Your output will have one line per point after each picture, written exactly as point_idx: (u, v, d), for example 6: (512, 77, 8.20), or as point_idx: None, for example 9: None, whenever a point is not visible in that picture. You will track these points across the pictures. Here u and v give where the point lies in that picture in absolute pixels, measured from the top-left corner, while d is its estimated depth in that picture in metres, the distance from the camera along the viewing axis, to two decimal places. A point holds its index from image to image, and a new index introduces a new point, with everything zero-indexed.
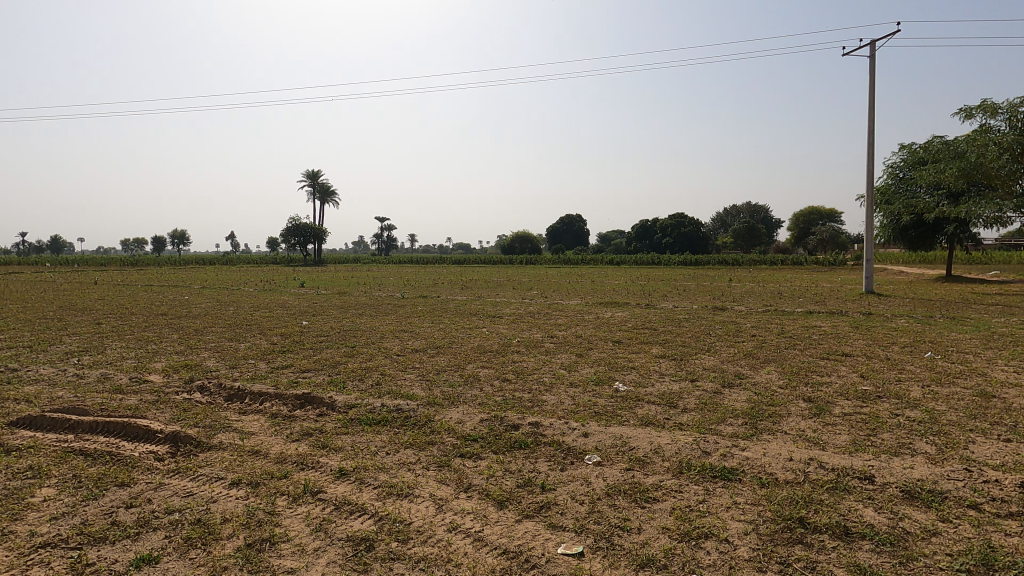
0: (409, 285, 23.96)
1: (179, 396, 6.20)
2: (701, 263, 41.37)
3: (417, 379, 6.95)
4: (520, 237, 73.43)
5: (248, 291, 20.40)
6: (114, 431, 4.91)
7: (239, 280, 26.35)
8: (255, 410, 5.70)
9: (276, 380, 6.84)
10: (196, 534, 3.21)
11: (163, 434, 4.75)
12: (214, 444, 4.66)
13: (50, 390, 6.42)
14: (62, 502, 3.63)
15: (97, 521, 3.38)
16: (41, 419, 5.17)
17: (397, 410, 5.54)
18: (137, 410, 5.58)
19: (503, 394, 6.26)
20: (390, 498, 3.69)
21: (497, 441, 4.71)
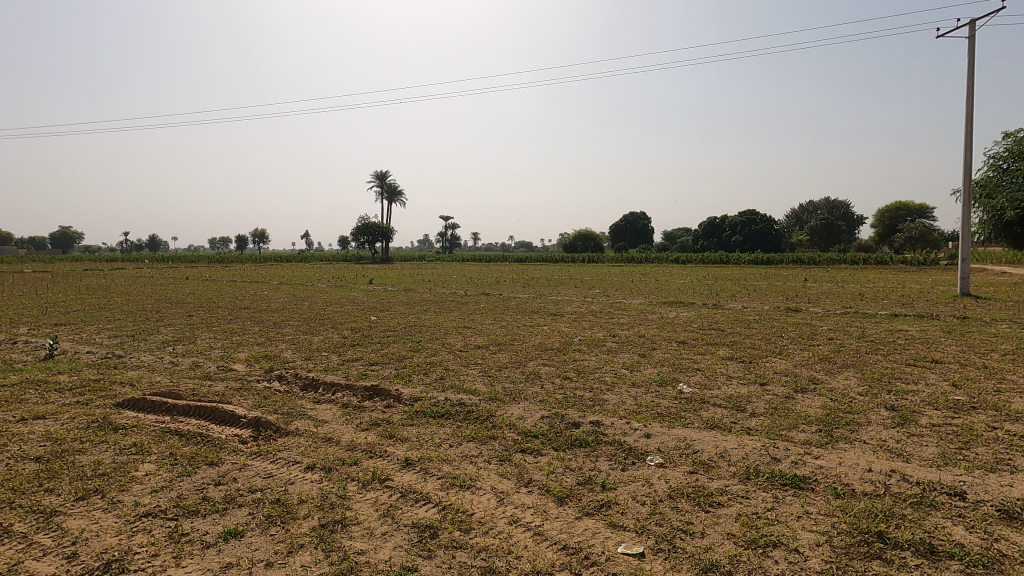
0: (473, 282, 24.32)
1: (260, 384, 6.65)
2: (774, 262, 39.49)
3: (480, 374, 7.10)
4: (583, 236, 72.18)
5: (321, 287, 21.35)
6: (204, 414, 5.35)
7: (313, 277, 28.04)
8: (328, 400, 6.02)
9: (348, 372, 7.23)
10: (276, 513, 3.44)
11: (246, 419, 5.13)
12: (290, 430, 4.96)
13: (150, 376, 7.07)
14: (161, 476, 4.00)
15: (190, 495, 3.70)
16: (142, 401, 5.71)
17: (460, 404, 5.69)
18: (224, 396, 6.03)
19: (563, 392, 6.27)
20: (453, 488, 3.81)
21: (558, 438, 4.73)
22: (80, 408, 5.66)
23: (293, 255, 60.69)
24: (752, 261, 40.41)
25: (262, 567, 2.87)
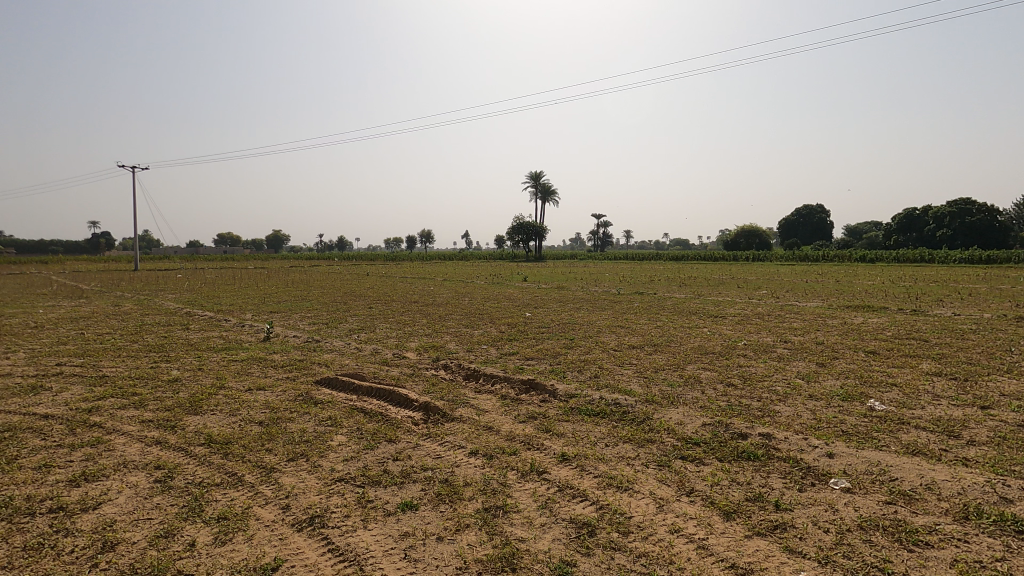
0: (625, 280, 23.86)
1: (429, 371, 7.26)
2: (997, 261, 32.63)
3: (635, 375, 6.93)
4: (748, 232, 66.74)
5: (479, 284, 22.64)
6: (383, 395, 5.99)
7: (472, 274, 29.84)
8: (488, 390, 6.35)
9: (505, 365, 7.56)
10: (445, 492, 3.72)
11: (418, 403, 5.63)
12: (456, 416, 5.33)
13: (341, 359, 8.13)
14: (351, 447, 4.57)
15: (374, 467, 4.16)
16: (335, 381, 6.58)
17: (615, 404, 5.61)
18: (399, 381, 6.70)
19: (727, 399, 5.85)
20: (610, 489, 3.77)
21: (722, 449, 4.43)
22: (289, 383, 6.70)
23: (454, 253, 65.11)
24: (966, 260, 33.85)
25: (434, 540, 3.12)
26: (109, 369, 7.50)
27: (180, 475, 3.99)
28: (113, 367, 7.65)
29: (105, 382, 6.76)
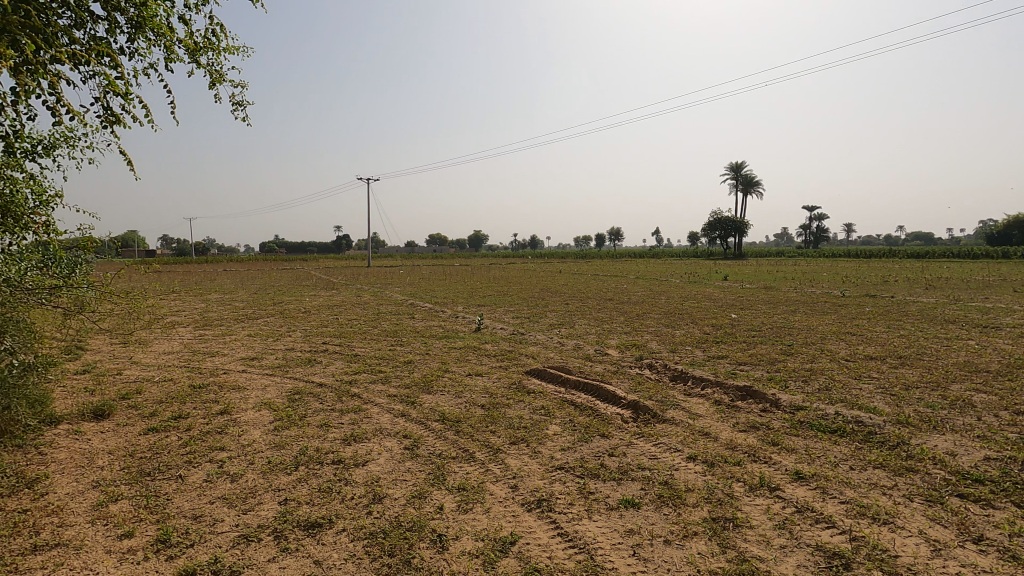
0: (851, 281, 20.68)
1: (633, 370, 7.17)
2: None
3: (879, 391, 5.94)
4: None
5: (675, 283, 21.70)
6: (591, 390, 6.08)
7: (666, 272, 28.78)
8: (699, 394, 6.03)
9: (715, 369, 7.10)
10: (667, 494, 3.61)
11: (627, 401, 5.59)
12: (668, 417, 5.16)
13: (545, 352, 8.49)
14: (566, 438, 4.72)
15: (591, 460, 4.23)
16: (544, 373, 6.88)
17: (857, 422, 4.86)
18: (605, 377, 6.73)
19: (1017, 430, 4.67)
20: (864, 519, 3.27)
21: (1020, 492, 3.53)
22: (502, 371, 7.21)
23: (645, 251, 63.51)
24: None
25: (661, 542, 3.04)
26: (360, 349, 8.94)
27: (423, 445, 4.56)
28: (362, 347, 9.10)
29: (358, 360, 8.06)
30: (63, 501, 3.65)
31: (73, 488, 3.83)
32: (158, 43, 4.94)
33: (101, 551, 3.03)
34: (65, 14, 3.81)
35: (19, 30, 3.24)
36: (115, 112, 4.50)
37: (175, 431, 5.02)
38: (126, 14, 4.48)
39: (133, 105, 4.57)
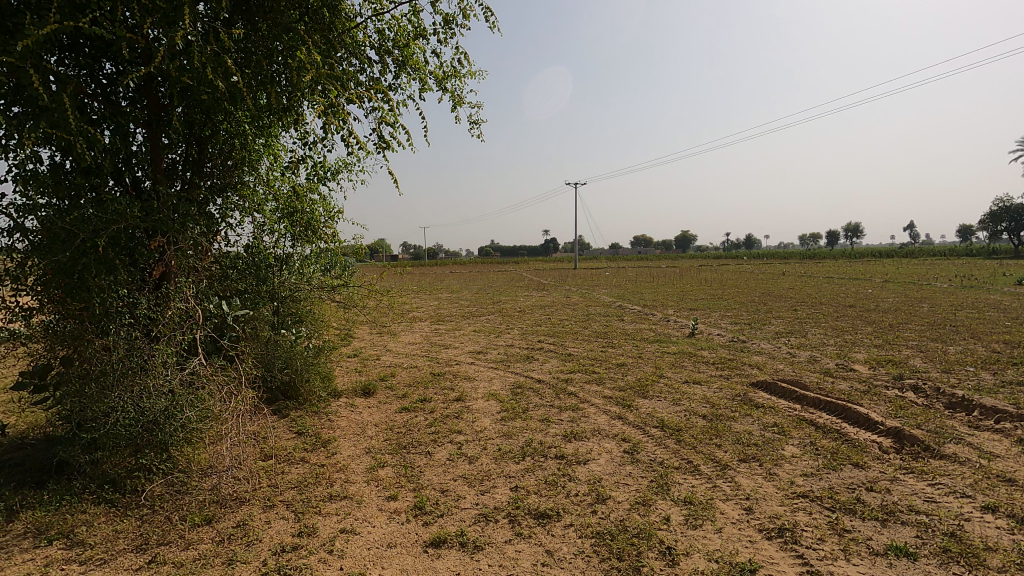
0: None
1: (891, 391, 6.01)
2: None
3: None
4: None
5: (943, 287, 17.70)
6: (837, 411, 5.27)
7: (927, 274, 23.72)
8: (993, 428, 4.77)
9: (1016, 398, 5.55)
10: (956, 549, 2.92)
11: (886, 428, 4.70)
12: (948, 453, 4.19)
13: (773, 362, 7.65)
14: (808, 462, 4.16)
15: (843, 492, 3.65)
16: (774, 387, 6.20)
17: None
18: (852, 397, 5.78)
19: None
20: None
21: None
22: (724, 381, 6.70)
23: (896, 250, 53.15)
24: None
25: None
26: (573, 349, 9.19)
27: (643, 451, 4.47)
28: (575, 347, 9.35)
29: (572, 359, 8.30)
30: (347, 461, 4.48)
31: (352, 451, 4.68)
32: (415, 77, 5.77)
33: (376, 508, 3.64)
34: (353, 63, 4.70)
35: (325, 79, 4.10)
36: (384, 139, 5.39)
37: (422, 412, 5.78)
38: (394, 56, 5.35)
39: (397, 131, 5.42)
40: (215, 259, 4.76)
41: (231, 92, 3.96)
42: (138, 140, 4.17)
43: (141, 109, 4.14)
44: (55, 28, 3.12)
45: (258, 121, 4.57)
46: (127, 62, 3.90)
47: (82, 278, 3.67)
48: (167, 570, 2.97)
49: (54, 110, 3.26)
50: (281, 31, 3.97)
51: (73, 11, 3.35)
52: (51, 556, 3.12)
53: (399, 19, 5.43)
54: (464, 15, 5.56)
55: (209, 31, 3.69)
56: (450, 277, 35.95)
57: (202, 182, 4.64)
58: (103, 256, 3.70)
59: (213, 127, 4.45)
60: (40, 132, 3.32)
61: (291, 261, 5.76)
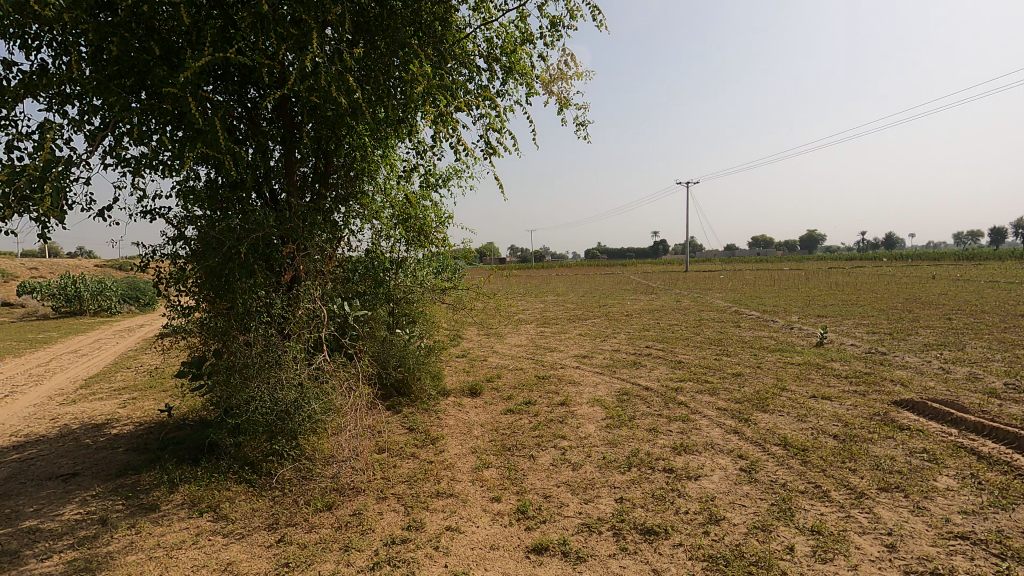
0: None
1: None
2: None
3: None
4: None
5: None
6: (1006, 439, 4.49)
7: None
8: None
9: None
10: None
11: None
12: None
13: (921, 379, 6.71)
14: (967, 498, 3.57)
15: (1016, 537, 3.09)
16: (923, 407, 5.43)
17: None
18: None
19: None
20: None
21: None
22: (859, 397, 5.99)
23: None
24: None
25: None
26: (683, 356, 8.75)
27: (762, 470, 4.12)
28: (686, 355, 8.90)
29: (683, 367, 7.89)
30: (453, 459, 4.61)
31: (459, 450, 4.81)
32: (522, 82, 5.83)
33: (479, 508, 3.70)
34: (462, 72, 4.85)
35: (436, 90, 4.27)
36: (491, 145, 5.49)
37: (526, 414, 5.82)
38: (501, 63, 5.44)
39: (503, 136, 5.50)
40: (338, 263, 5.12)
41: (352, 107, 4.26)
42: (275, 155, 4.63)
43: (278, 128, 4.59)
44: (209, 60, 3.55)
45: (376, 133, 4.88)
46: (267, 86, 4.35)
47: (228, 280, 4.14)
48: (293, 550, 3.24)
49: (207, 132, 3.70)
50: (397, 47, 4.20)
51: (223, 43, 3.80)
52: (201, 526, 3.54)
53: (507, 26, 5.52)
54: (571, 17, 5.51)
55: (334, 53, 4.00)
56: (556, 280, 35.99)
57: (328, 192, 5.03)
58: (245, 260, 4.14)
59: (338, 141, 4.82)
60: (197, 152, 3.81)
61: (405, 265, 6.04)
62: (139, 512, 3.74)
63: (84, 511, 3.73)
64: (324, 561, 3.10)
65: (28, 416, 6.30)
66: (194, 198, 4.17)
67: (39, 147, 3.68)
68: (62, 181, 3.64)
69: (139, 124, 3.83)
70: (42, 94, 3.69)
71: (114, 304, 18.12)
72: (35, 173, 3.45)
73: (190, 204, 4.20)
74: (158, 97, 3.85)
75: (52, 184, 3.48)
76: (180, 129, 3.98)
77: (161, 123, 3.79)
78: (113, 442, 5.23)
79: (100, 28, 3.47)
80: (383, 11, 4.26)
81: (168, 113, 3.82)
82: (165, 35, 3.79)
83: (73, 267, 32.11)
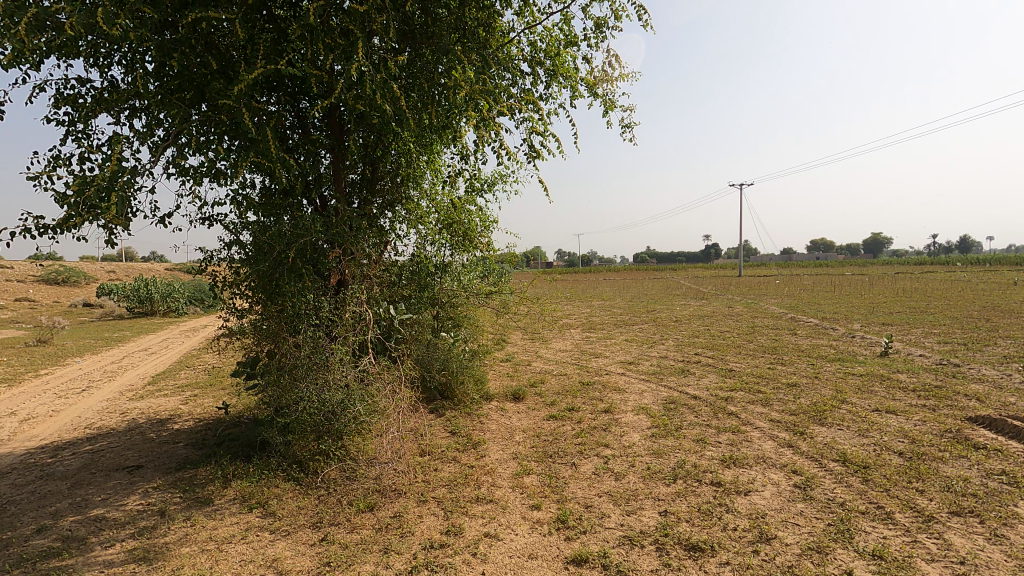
0: None
1: None
2: None
3: None
4: None
5: None
6: None
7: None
8: None
9: None
10: None
11: None
12: None
13: (1000, 394, 6.18)
14: None
15: None
16: (1003, 425, 4.99)
17: None
18: None
19: None
20: None
21: None
22: (929, 413, 5.57)
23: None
24: None
25: None
26: (735, 365, 8.42)
27: (819, 488, 3.89)
28: (738, 363, 8.57)
29: (734, 376, 7.59)
30: (494, 464, 4.60)
31: (500, 456, 4.79)
32: (566, 85, 5.79)
33: (519, 516, 3.66)
34: (505, 77, 4.85)
35: (478, 95, 4.30)
36: (534, 149, 5.47)
37: (570, 421, 5.74)
38: (545, 66, 5.42)
39: (546, 140, 5.47)
40: (384, 267, 5.22)
41: (397, 114, 4.33)
42: (325, 163, 4.78)
43: (327, 136, 4.74)
44: (262, 72, 3.70)
45: (421, 140, 4.95)
46: (317, 96, 4.50)
47: (279, 284, 4.29)
48: (335, 549, 3.30)
49: (259, 141, 3.85)
50: (440, 53, 4.25)
51: (275, 55, 3.95)
52: (250, 522, 3.66)
53: (551, 29, 5.48)
54: (616, 17, 5.43)
55: (380, 62, 4.08)
56: (604, 284, 35.54)
57: (374, 198, 5.14)
58: (293, 265, 4.28)
59: (383, 148, 4.92)
60: (250, 161, 3.97)
61: (451, 268, 6.10)
62: (194, 505, 3.91)
63: (145, 503, 3.94)
64: (364, 562, 3.15)
65: (101, 410, 6.72)
66: (248, 205, 4.35)
67: (108, 158, 3.93)
68: (128, 189, 3.88)
69: (198, 135, 4.04)
70: (112, 108, 3.95)
71: (180, 305, 19.18)
72: (103, 183, 3.68)
73: (245, 211, 4.38)
74: (215, 109, 4.04)
75: (117, 193, 3.70)
76: (236, 139, 4.16)
77: (217, 134, 3.98)
78: (174, 437, 5.51)
79: (163, 45, 3.69)
80: (427, 19, 4.35)
81: (224, 124, 4.00)
82: (223, 49, 3.98)
83: (146, 271, 34.25)
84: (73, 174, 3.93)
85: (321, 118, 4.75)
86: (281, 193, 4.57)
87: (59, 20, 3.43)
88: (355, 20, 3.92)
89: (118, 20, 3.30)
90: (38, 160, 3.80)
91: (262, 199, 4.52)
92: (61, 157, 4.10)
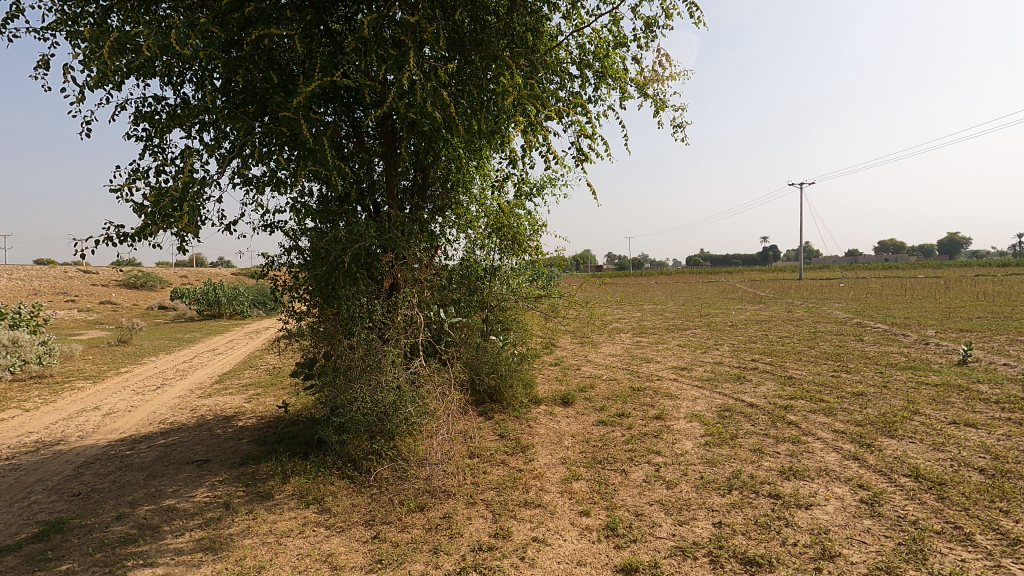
0: None
1: None
2: None
3: None
4: None
5: None
6: None
7: None
8: None
9: None
10: None
11: None
12: None
13: None
14: None
15: None
16: None
17: None
18: None
19: None
20: None
21: None
22: (1015, 427, 5.13)
23: None
24: None
25: None
26: (796, 372, 8.04)
27: (888, 504, 3.67)
28: (799, 370, 8.19)
29: (794, 384, 7.25)
30: (543, 469, 4.58)
31: (549, 460, 4.77)
32: (615, 87, 5.74)
33: (568, 522, 3.63)
34: (554, 81, 4.84)
35: (526, 100, 4.30)
36: (582, 152, 5.47)
37: (619, 427, 5.65)
38: (594, 68, 5.39)
39: (595, 143, 5.47)
40: (435, 271, 5.30)
41: (447, 121, 4.41)
42: (378, 170, 4.94)
43: (380, 144, 4.89)
44: (319, 84, 3.86)
45: (470, 145, 5.03)
46: (370, 106, 4.67)
47: (335, 288, 4.46)
48: (386, 547, 3.37)
49: (317, 151, 4.01)
50: (490, 60, 4.29)
51: (331, 68, 4.10)
52: (307, 517, 3.80)
53: (600, 31, 5.46)
54: (666, 16, 5.35)
55: (430, 70, 4.16)
56: (658, 288, 34.93)
57: (425, 203, 5.25)
58: (348, 269, 4.45)
59: (434, 154, 5.05)
60: (308, 170, 4.14)
61: (500, 272, 6.13)
62: (256, 498, 4.11)
63: (212, 495, 4.17)
64: (414, 562, 3.20)
65: (173, 407, 7.15)
66: (306, 212, 4.54)
67: (181, 171, 4.20)
68: (198, 199, 4.12)
69: (261, 146, 4.24)
70: (184, 123, 4.21)
71: (245, 308, 20.15)
72: (176, 194, 3.93)
73: (304, 218, 4.58)
74: (277, 121, 4.24)
75: (189, 203, 3.94)
76: (295, 149, 4.36)
77: (278, 144, 4.18)
78: (238, 433, 5.81)
79: (230, 62, 3.92)
80: (476, 27, 4.43)
81: (284, 135, 4.19)
82: (284, 64, 4.18)
83: (215, 276, 36.28)
84: (151, 186, 4.22)
85: (374, 127, 4.92)
86: (337, 200, 4.75)
87: (138, 42, 3.69)
88: (407, 31, 4.03)
89: (190, 40, 3.52)
90: (120, 174, 4.12)
91: (319, 206, 4.70)
92: (140, 170, 4.41)
